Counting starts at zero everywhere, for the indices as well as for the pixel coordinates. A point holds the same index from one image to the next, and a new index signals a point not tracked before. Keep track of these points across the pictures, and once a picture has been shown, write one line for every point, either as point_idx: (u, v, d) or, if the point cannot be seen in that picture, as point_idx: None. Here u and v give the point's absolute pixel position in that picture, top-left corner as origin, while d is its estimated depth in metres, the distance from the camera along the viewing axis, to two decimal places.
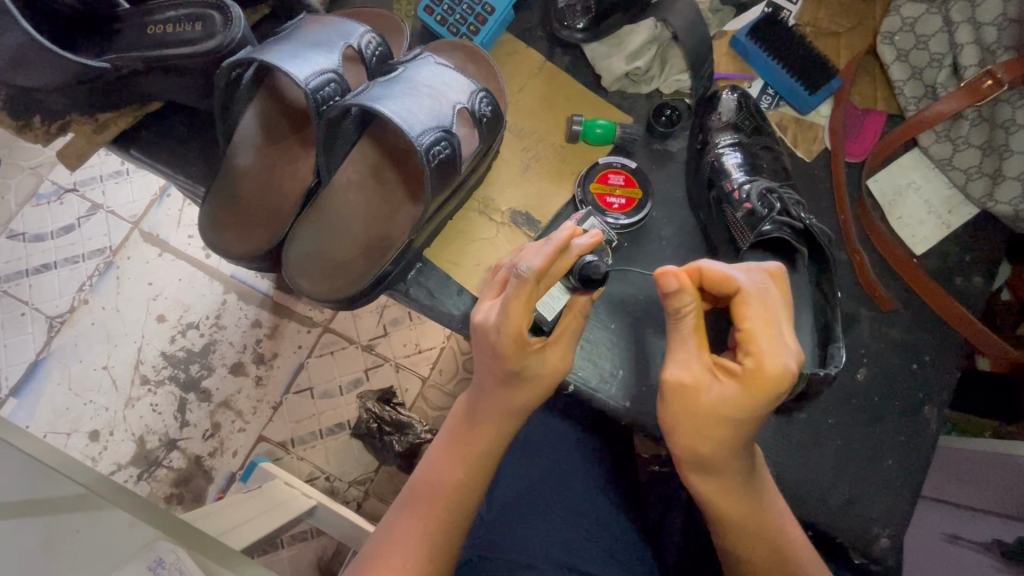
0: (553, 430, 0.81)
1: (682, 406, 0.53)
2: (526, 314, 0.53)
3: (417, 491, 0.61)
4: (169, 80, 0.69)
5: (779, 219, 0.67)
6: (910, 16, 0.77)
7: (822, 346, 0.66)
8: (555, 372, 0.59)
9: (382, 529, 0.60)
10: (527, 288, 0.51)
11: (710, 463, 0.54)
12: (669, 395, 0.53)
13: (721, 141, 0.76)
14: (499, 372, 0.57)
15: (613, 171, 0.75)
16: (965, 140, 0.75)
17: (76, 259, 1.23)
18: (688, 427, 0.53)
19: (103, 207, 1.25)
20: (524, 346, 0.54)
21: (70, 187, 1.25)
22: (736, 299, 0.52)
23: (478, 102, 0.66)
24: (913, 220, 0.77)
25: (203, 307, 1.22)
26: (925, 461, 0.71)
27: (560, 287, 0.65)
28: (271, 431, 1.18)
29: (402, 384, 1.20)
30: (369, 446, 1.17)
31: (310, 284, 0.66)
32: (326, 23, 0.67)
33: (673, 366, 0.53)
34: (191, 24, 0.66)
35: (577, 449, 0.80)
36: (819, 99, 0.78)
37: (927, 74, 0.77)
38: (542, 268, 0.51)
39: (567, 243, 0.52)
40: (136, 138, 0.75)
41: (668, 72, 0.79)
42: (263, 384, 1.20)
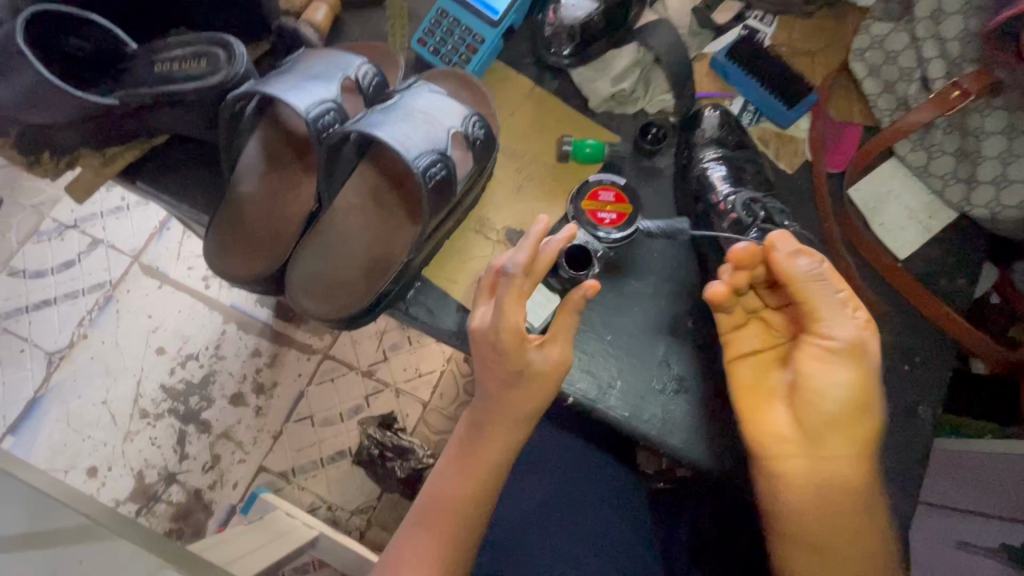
0: (553, 445, 0.81)
1: (858, 364, 0.56)
2: (521, 309, 0.56)
3: (426, 506, 0.61)
4: (173, 114, 0.72)
5: (764, 226, 0.72)
6: (878, 34, 0.81)
7: None
8: (550, 380, 0.59)
9: (395, 545, 0.60)
10: (517, 284, 0.55)
11: (860, 426, 0.58)
12: (848, 355, 0.56)
13: (706, 156, 0.79)
14: (505, 376, 0.58)
15: (603, 187, 0.76)
16: (938, 148, 0.78)
17: (77, 294, 1.25)
18: (857, 393, 0.56)
19: (104, 242, 1.27)
20: (523, 340, 0.56)
21: (71, 224, 1.28)
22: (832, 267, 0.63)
23: (472, 125, 0.69)
24: (894, 225, 0.80)
25: (203, 337, 1.23)
26: (922, 462, 0.72)
27: (543, 295, 0.72)
28: (272, 461, 1.18)
29: (403, 409, 1.20)
30: (371, 472, 1.16)
31: (315, 302, 0.68)
32: (325, 56, 0.71)
33: (846, 327, 0.56)
34: (195, 62, 0.70)
35: (580, 461, 0.81)
36: (798, 113, 0.81)
37: (899, 87, 0.80)
38: (526, 262, 0.55)
39: (543, 236, 0.57)
40: (139, 171, 0.78)
41: (652, 93, 0.82)
42: (264, 414, 1.20)
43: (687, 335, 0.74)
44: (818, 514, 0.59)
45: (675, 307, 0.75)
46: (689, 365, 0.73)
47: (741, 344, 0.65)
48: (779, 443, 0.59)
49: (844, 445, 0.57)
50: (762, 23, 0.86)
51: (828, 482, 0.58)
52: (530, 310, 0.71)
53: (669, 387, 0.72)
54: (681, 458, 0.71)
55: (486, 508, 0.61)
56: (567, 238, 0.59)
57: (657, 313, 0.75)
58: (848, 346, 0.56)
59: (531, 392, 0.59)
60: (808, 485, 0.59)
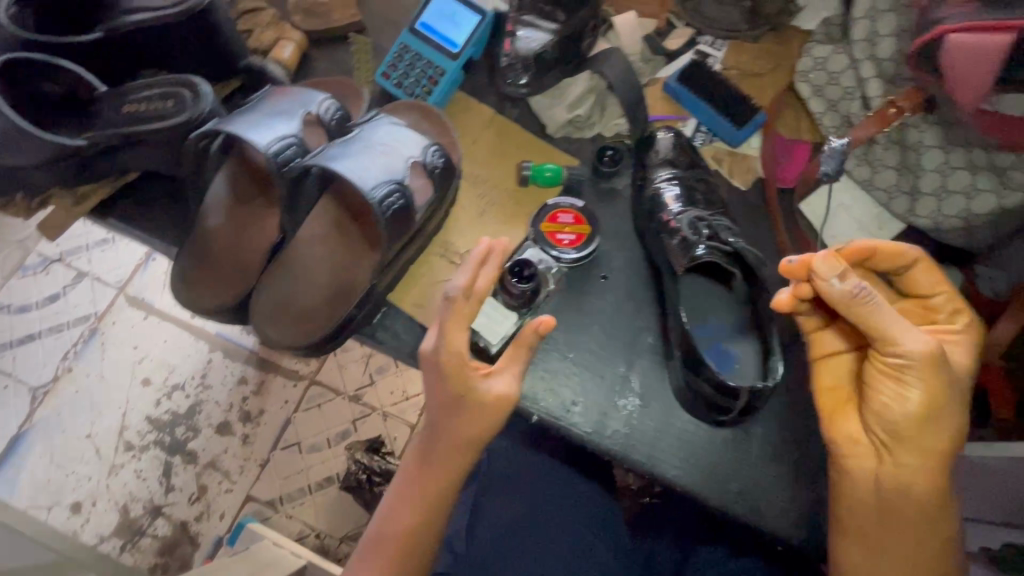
0: (526, 463, 0.84)
1: (926, 378, 0.57)
2: (465, 331, 0.58)
3: (379, 532, 0.62)
4: (142, 153, 0.74)
5: (711, 243, 0.69)
6: (819, 56, 0.86)
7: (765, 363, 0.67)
8: (499, 406, 0.59)
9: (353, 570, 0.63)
10: (458, 306, 0.57)
11: (926, 438, 0.59)
12: (913, 369, 0.57)
13: (660, 176, 0.80)
14: (444, 400, 0.60)
15: (562, 210, 0.79)
16: (881, 162, 0.81)
17: (62, 327, 1.25)
18: (925, 404, 0.58)
19: (89, 275, 1.28)
20: (467, 364, 0.58)
21: (57, 257, 1.29)
22: (925, 267, 0.64)
23: (430, 155, 0.72)
24: (845, 237, 0.82)
25: (188, 367, 1.23)
26: None
27: (502, 314, 0.73)
28: (259, 491, 1.18)
29: (391, 432, 1.21)
30: (359, 498, 1.16)
31: (280, 331, 0.70)
32: (289, 92, 0.74)
33: (919, 341, 0.56)
34: (163, 103, 0.73)
35: (548, 481, 0.82)
36: (747, 132, 0.85)
37: (842, 105, 0.84)
38: (467, 284, 0.57)
39: (484, 256, 0.58)
40: (111, 207, 0.80)
41: (607, 117, 0.86)
42: (250, 442, 1.20)
43: (647, 350, 0.76)
44: (879, 515, 0.62)
45: (636, 323, 0.77)
46: (649, 381, 0.74)
47: (828, 344, 0.67)
48: (852, 440, 0.63)
49: (915, 453, 0.59)
50: (713, 47, 0.91)
51: (891, 486, 0.61)
52: (486, 326, 0.72)
53: (630, 402, 0.74)
54: (644, 472, 0.72)
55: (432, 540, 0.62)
56: (502, 254, 0.59)
57: (617, 330, 0.77)
58: (920, 361, 0.56)
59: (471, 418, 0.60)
60: (872, 485, 0.62)
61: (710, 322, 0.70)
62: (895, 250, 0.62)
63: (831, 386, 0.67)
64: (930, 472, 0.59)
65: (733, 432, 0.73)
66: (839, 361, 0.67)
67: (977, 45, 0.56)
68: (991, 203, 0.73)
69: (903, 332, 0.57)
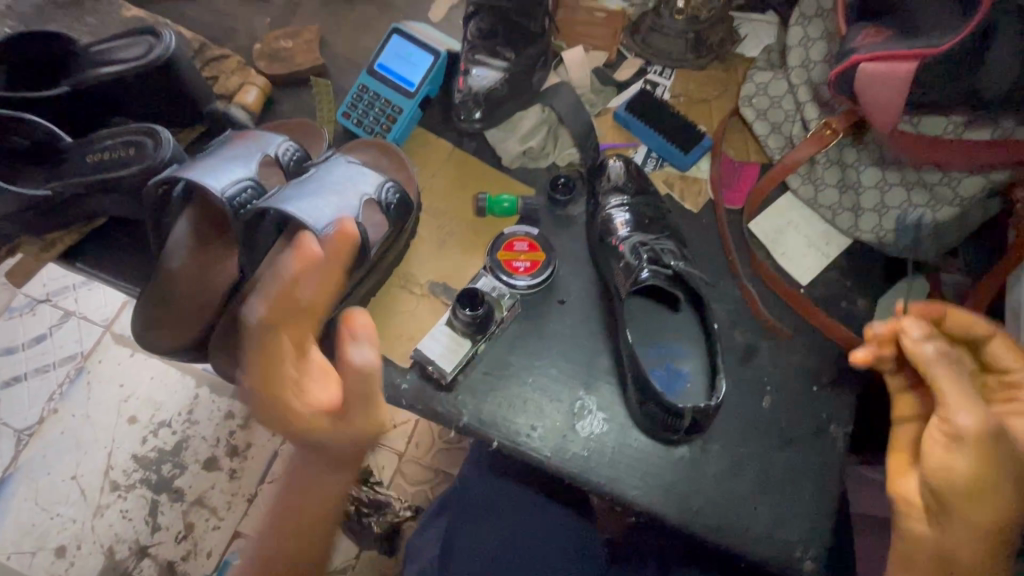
0: (500, 490, 0.85)
1: (986, 457, 0.50)
2: (274, 366, 0.50)
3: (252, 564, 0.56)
4: (108, 200, 0.77)
5: (654, 266, 0.72)
6: (761, 81, 0.89)
7: (710, 379, 0.70)
8: (360, 435, 0.49)
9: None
10: (263, 333, 0.51)
11: (984, 528, 0.50)
12: (971, 445, 0.50)
13: (612, 203, 0.83)
14: (291, 442, 0.52)
15: (518, 238, 0.81)
16: (822, 181, 0.84)
17: (47, 367, 1.26)
18: (979, 486, 0.50)
19: (75, 314, 1.30)
20: (285, 403, 0.50)
21: (43, 298, 1.31)
22: (1003, 340, 0.56)
23: (385, 191, 0.75)
24: (795, 253, 0.84)
25: (174, 403, 1.24)
26: (838, 481, 0.73)
27: (458, 341, 0.75)
28: (246, 526, 1.17)
29: (379, 461, 1.21)
30: (349, 530, 1.16)
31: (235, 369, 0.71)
32: (248, 137, 0.77)
33: (969, 412, 0.50)
34: (127, 151, 0.76)
35: (520, 510, 0.84)
36: (694, 157, 0.88)
37: (785, 127, 0.87)
38: (270, 304, 0.52)
39: (298, 262, 0.52)
40: (80, 252, 0.82)
41: (560, 147, 0.88)
42: (237, 477, 1.20)
43: (603, 371, 0.77)
44: None
45: (593, 345, 0.78)
46: (607, 402, 0.76)
47: (906, 410, 0.61)
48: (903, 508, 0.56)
49: (964, 538, 0.51)
50: (661, 76, 0.95)
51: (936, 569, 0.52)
52: (441, 354, 0.74)
53: (588, 423, 0.75)
54: (604, 493, 0.73)
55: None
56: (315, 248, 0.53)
57: (574, 353, 0.78)
58: (970, 435, 0.50)
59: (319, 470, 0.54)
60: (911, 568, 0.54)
61: (660, 343, 0.73)
62: (972, 320, 0.56)
63: (897, 452, 0.60)
64: (982, 559, 0.50)
65: (689, 449, 0.74)
66: (910, 429, 0.60)
67: (888, 74, 0.59)
68: (925, 217, 0.77)
69: (953, 398, 0.51)
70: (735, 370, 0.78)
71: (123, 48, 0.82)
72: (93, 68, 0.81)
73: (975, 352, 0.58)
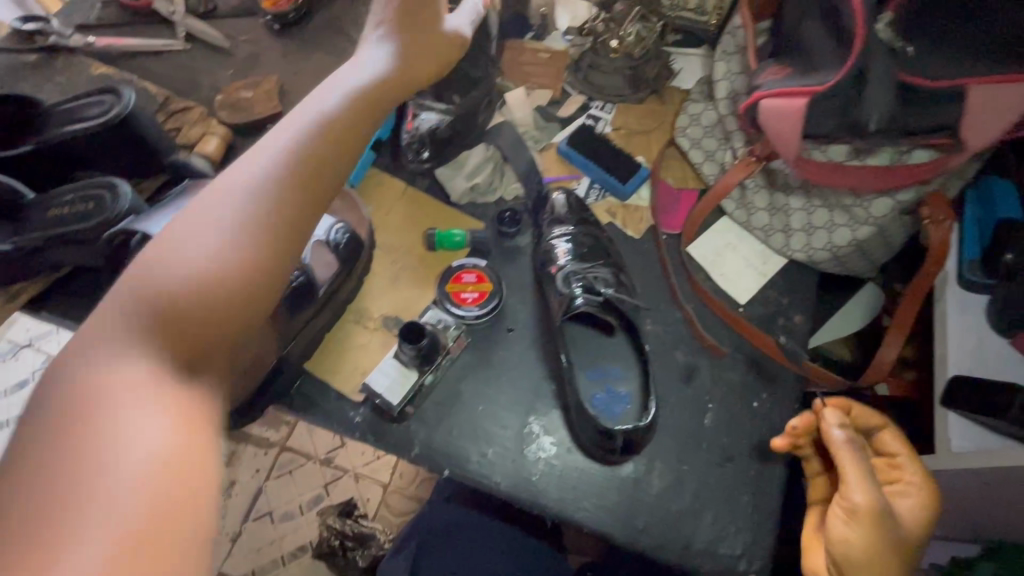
0: (466, 518, 0.88)
1: (875, 529, 0.61)
2: None
3: (258, 173, 0.53)
4: (67, 251, 0.80)
5: (588, 294, 0.77)
6: (693, 113, 0.94)
7: (644, 399, 0.74)
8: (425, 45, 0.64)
9: (154, 341, 0.45)
10: None
11: None
12: (862, 519, 0.61)
13: (556, 232, 0.86)
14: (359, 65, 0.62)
15: (466, 271, 0.85)
16: (753, 205, 0.87)
17: (30, 414, 1.29)
18: (870, 555, 0.61)
19: (57, 358, 1.34)
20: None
21: (24, 343, 1.34)
22: (892, 431, 0.71)
23: (336, 233, 0.78)
24: (734, 275, 0.88)
25: None
26: (778, 494, 0.76)
27: (406, 373, 0.78)
28: (230, 566, 1.18)
29: (363, 494, 1.22)
30: (333, 565, 1.16)
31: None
32: (205, 187, 0.81)
33: (861, 491, 0.62)
34: (84, 204, 0.80)
35: (487, 538, 0.87)
36: (632, 186, 0.92)
37: (718, 155, 0.92)
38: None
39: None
40: (47, 302, 0.85)
41: (506, 182, 0.93)
42: (221, 515, 1.21)
43: (549, 396, 0.80)
44: None
45: (541, 371, 0.81)
46: (554, 427, 0.78)
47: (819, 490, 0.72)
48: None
49: None
50: (603, 110, 1.00)
51: None
52: (389, 388, 0.77)
53: (536, 447, 0.77)
54: (554, 516, 0.75)
55: (286, 257, 0.53)
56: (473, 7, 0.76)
57: (522, 379, 0.81)
58: (863, 509, 0.61)
59: (366, 104, 0.60)
60: None
61: (598, 368, 0.77)
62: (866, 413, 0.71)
63: (809, 528, 0.70)
64: None
65: (634, 467, 0.76)
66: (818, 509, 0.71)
67: (783, 109, 0.66)
68: (847, 236, 0.82)
69: (855, 477, 0.63)
70: (678, 389, 0.81)
71: (88, 107, 0.88)
72: (58, 128, 0.87)
73: (869, 440, 0.73)
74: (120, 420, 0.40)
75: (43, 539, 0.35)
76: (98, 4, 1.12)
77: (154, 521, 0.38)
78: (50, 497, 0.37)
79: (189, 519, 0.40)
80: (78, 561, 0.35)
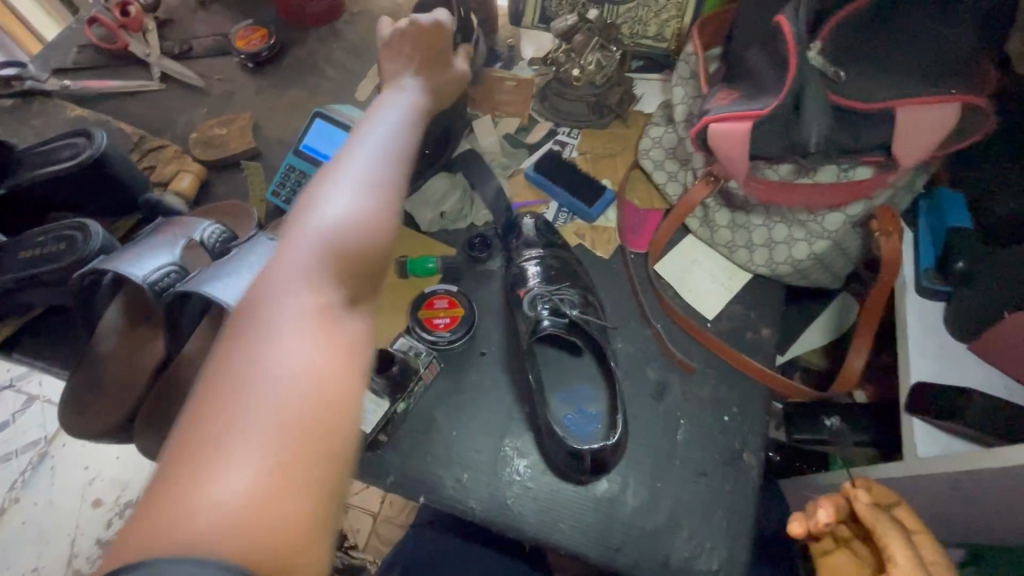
0: (449, 542, 0.89)
1: None
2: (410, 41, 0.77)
3: (354, 151, 0.61)
4: (39, 292, 0.81)
5: (555, 316, 0.79)
6: (655, 136, 0.97)
7: (612, 417, 0.75)
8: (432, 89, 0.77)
9: (303, 282, 0.50)
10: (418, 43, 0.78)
11: None
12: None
13: (527, 255, 0.88)
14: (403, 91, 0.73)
15: (438, 297, 0.86)
16: (716, 222, 0.89)
17: (11, 456, 1.30)
18: None
19: (38, 398, 1.36)
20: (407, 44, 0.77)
21: (5, 384, 1.38)
22: (906, 508, 0.66)
23: None
24: (701, 290, 0.90)
25: (139, 482, 1.28)
26: (752, 506, 0.77)
27: (373, 400, 0.76)
28: None
29: (353, 524, 1.21)
30: None
31: (155, 444, 0.74)
32: (177, 225, 0.82)
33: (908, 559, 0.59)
34: (56, 244, 0.81)
35: (470, 561, 0.87)
36: (599, 209, 0.95)
37: (681, 175, 0.95)
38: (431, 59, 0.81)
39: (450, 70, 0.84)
40: (18, 342, 0.85)
41: (476, 208, 0.95)
42: None
43: (523, 418, 0.80)
44: None
45: (514, 394, 0.82)
46: (529, 449, 0.79)
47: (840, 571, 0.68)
48: None
49: None
50: (569, 136, 1.03)
51: None
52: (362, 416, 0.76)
53: (512, 469, 0.78)
54: (530, 537, 0.75)
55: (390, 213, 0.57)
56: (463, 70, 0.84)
57: (495, 401, 0.82)
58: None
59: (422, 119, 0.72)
60: None
61: (569, 390, 0.79)
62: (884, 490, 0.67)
63: None
64: None
65: (609, 486, 0.77)
66: None
67: (732, 131, 0.69)
68: (805, 249, 0.84)
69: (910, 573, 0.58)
70: (650, 406, 0.82)
71: (61, 149, 0.89)
72: (30, 171, 0.88)
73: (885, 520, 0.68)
74: (285, 349, 0.45)
75: (212, 441, 0.40)
76: (75, 48, 1.15)
77: (292, 439, 0.41)
78: (215, 425, 0.41)
79: (327, 452, 0.43)
80: (234, 470, 0.39)
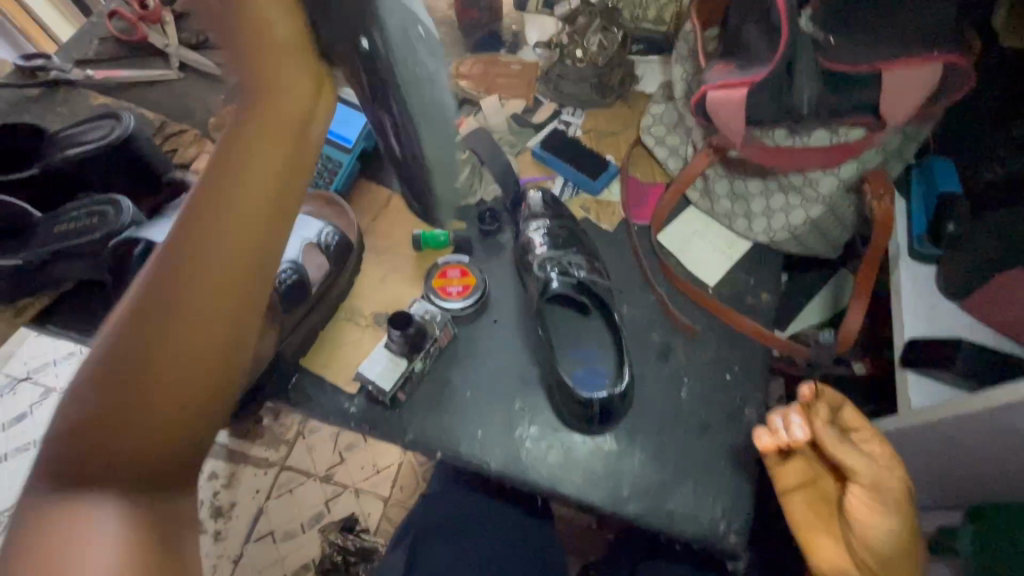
0: (465, 504, 0.92)
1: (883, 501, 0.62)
2: None
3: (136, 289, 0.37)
4: (72, 264, 0.85)
5: (563, 277, 0.83)
6: (656, 113, 1.01)
7: (619, 371, 0.80)
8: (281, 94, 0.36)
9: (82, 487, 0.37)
10: None
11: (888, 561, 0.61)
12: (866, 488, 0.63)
13: (532, 226, 0.91)
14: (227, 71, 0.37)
15: (451, 267, 0.90)
16: (715, 193, 0.94)
17: (30, 445, 1.34)
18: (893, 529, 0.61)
19: (55, 390, 1.39)
20: None
21: (23, 377, 1.41)
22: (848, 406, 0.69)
23: (326, 235, 0.84)
24: (702, 259, 0.94)
25: None
26: (753, 457, 0.81)
27: (396, 363, 0.80)
28: None
29: (364, 508, 1.20)
30: None
31: None
32: None
33: (858, 463, 0.63)
34: (89, 219, 0.85)
35: (485, 521, 0.90)
36: (602, 183, 0.99)
37: (681, 149, 0.99)
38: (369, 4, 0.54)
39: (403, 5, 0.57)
40: (52, 316, 0.90)
41: (484, 184, 0.99)
42: (223, 538, 1.18)
43: (534, 378, 0.85)
44: None
45: (525, 357, 0.86)
46: (539, 407, 0.83)
47: (790, 478, 0.72)
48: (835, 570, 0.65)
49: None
50: (574, 115, 1.07)
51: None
52: (382, 374, 0.80)
53: (523, 429, 0.82)
54: (543, 489, 0.79)
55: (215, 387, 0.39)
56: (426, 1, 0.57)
57: (507, 364, 0.86)
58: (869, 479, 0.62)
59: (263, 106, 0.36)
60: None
61: (577, 348, 0.84)
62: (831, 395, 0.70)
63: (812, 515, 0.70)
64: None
65: (617, 441, 0.81)
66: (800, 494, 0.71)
67: (730, 97, 0.72)
68: (801, 215, 0.88)
69: (872, 474, 0.63)
70: (655, 366, 0.86)
71: (89, 132, 0.94)
72: (60, 152, 0.93)
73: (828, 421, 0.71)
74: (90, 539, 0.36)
75: None
76: (96, 40, 1.19)
77: None
78: None
79: None
80: None
